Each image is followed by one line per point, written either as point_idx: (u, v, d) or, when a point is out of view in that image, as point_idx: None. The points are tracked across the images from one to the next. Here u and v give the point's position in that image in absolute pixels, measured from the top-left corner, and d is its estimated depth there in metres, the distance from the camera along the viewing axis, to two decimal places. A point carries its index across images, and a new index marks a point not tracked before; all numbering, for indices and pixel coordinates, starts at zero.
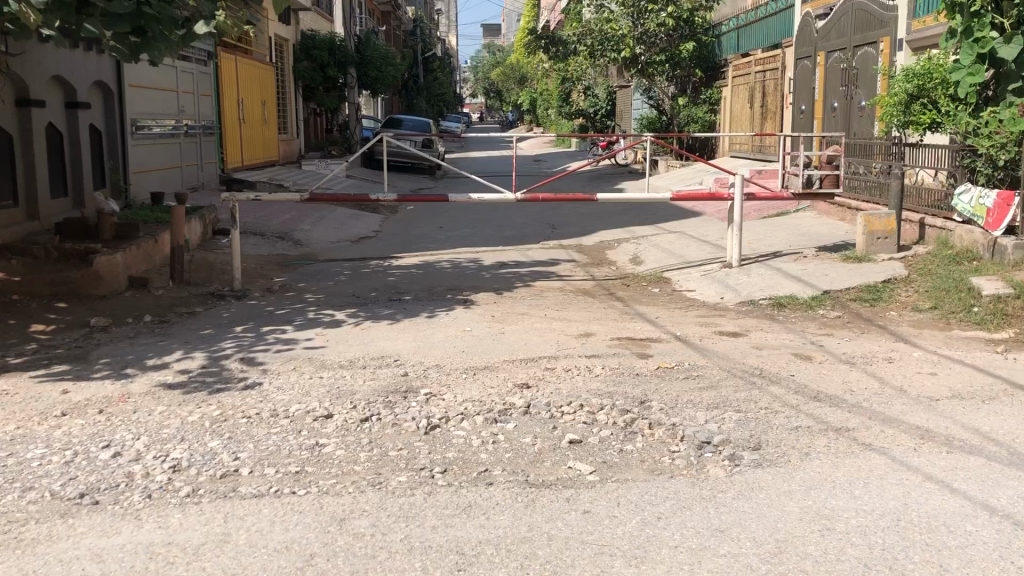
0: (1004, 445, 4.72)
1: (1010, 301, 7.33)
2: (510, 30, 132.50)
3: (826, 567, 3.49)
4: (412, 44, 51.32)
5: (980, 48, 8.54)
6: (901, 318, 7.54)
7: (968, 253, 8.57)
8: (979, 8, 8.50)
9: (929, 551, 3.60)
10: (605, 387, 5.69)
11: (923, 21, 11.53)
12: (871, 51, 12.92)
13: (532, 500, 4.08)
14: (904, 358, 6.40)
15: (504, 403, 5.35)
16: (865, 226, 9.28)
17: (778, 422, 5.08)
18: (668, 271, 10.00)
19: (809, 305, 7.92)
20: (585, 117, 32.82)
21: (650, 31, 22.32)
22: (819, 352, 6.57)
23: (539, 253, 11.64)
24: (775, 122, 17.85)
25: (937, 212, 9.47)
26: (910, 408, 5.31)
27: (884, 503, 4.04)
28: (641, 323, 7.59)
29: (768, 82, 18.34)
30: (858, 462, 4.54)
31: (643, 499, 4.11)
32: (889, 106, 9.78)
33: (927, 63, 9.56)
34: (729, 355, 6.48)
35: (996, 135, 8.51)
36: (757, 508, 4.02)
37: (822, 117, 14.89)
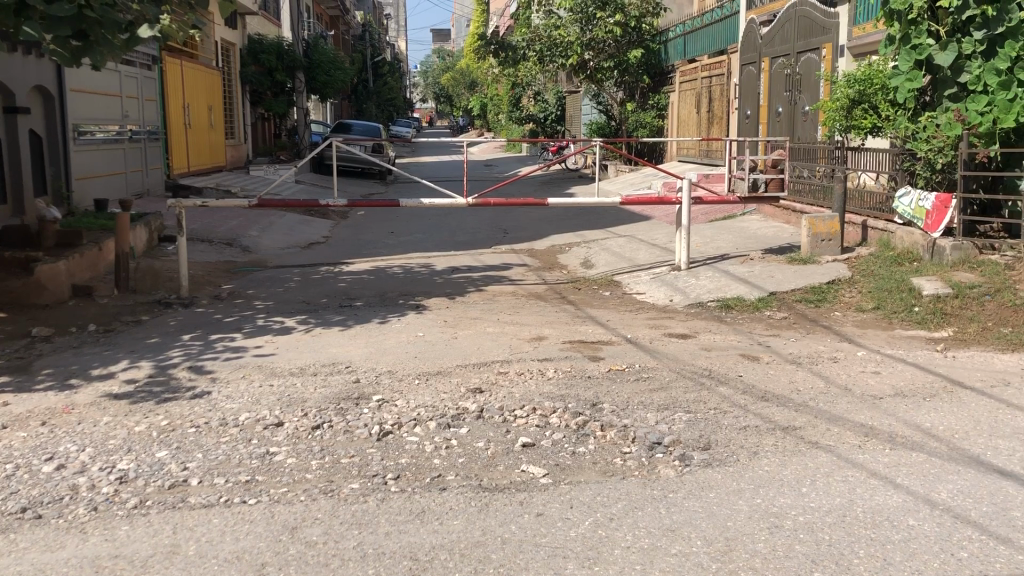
0: (944, 440, 4.85)
1: (949, 301, 7.56)
2: (458, 36, 132.68)
3: (775, 564, 3.56)
4: (361, 49, 51.14)
5: (917, 54, 8.77)
6: (846, 318, 7.71)
7: (908, 254, 8.75)
8: (916, 16, 8.75)
9: (873, 546, 3.69)
10: (558, 390, 5.72)
11: (863, 28, 11.83)
12: (814, 58, 13.20)
13: (486, 505, 4.09)
14: (848, 358, 6.53)
15: (458, 408, 5.35)
16: (809, 229, 9.44)
17: (727, 422, 5.16)
18: (618, 274, 10.09)
19: (755, 306, 8.06)
20: (535, 123, 32.90)
21: (598, 38, 22.45)
22: (766, 353, 6.69)
23: (491, 258, 11.66)
24: (721, 127, 18.09)
25: (879, 214, 9.69)
26: (855, 407, 5.42)
27: (830, 501, 4.13)
28: (592, 326, 7.66)
29: (714, 88, 18.56)
30: (805, 460, 4.62)
31: (595, 500, 4.15)
32: (831, 110, 9.99)
33: (867, 69, 9.74)
34: (679, 356, 6.57)
35: (934, 139, 8.75)
36: (707, 507, 4.08)
37: (767, 122, 15.15)
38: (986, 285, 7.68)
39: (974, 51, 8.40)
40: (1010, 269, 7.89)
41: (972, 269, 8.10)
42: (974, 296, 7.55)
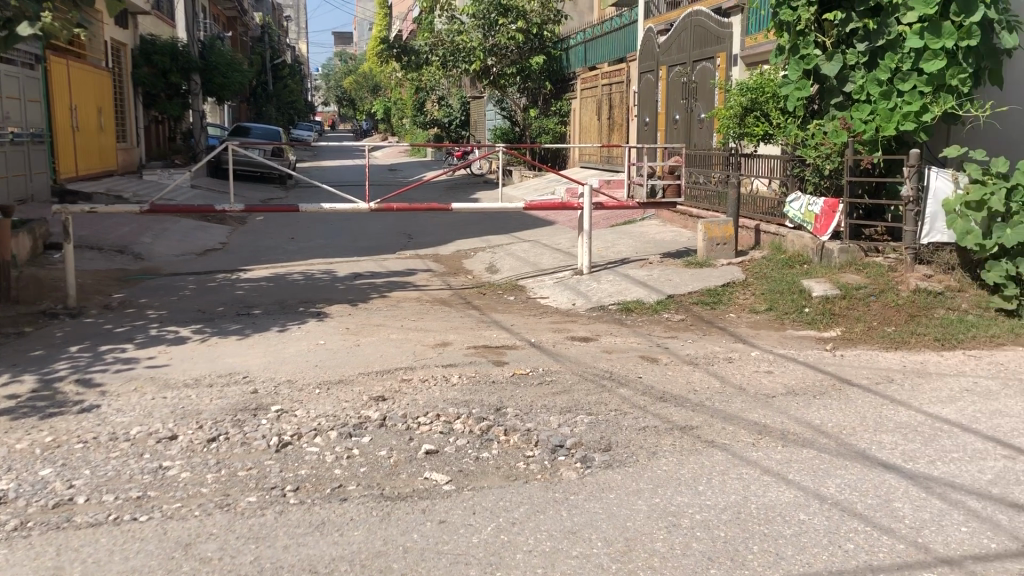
0: (833, 436, 5.04)
1: (837, 302, 7.87)
2: (360, 39, 131.37)
3: (672, 563, 3.62)
4: (261, 51, 50.12)
5: (806, 64, 9.08)
6: (740, 319, 7.95)
7: (799, 257, 9.07)
8: (804, 27, 9.10)
9: (766, 541, 3.80)
10: (461, 396, 5.71)
11: (754, 38, 12.22)
12: (709, 66, 13.57)
13: (387, 514, 4.04)
14: (743, 358, 6.73)
15: (359, 416, 5.28)
16: (705, 233, 9.69)
17: (628, 423, 5.25)
18: (522, 279, 10.15)
19: (654, 309, 8.23)
20: (439, 127, 32.82)
21: (500, 43, 22.58)
22: (664, 354, 6.83)
23: (394, 263, 11.57)
24: (620, 134, 18.46)
25: (771, 219, 10.03)
26: (748, 405, 5.59)
27: (725, 498, 4.24)
28: (496, 331, 7.68)
29: (614, 95, 18.92)
30: (701, 458, 4.74)
31: (498, 506, 4.15)
32: (725, 117, 10.29)
33: (759, 78, 10.09)
34: (581, 359, 6.64)
35: (822, 146, 9.11)
36: (607, 508, 4.13)
37: (665, 129, 15.50)
38: (871, 287, 8.02)
39: (858, 62, 8.72)
40: (893, 270, 8.27)
41: (858, 271, 8.44)
42: (860, 296, 7.88)
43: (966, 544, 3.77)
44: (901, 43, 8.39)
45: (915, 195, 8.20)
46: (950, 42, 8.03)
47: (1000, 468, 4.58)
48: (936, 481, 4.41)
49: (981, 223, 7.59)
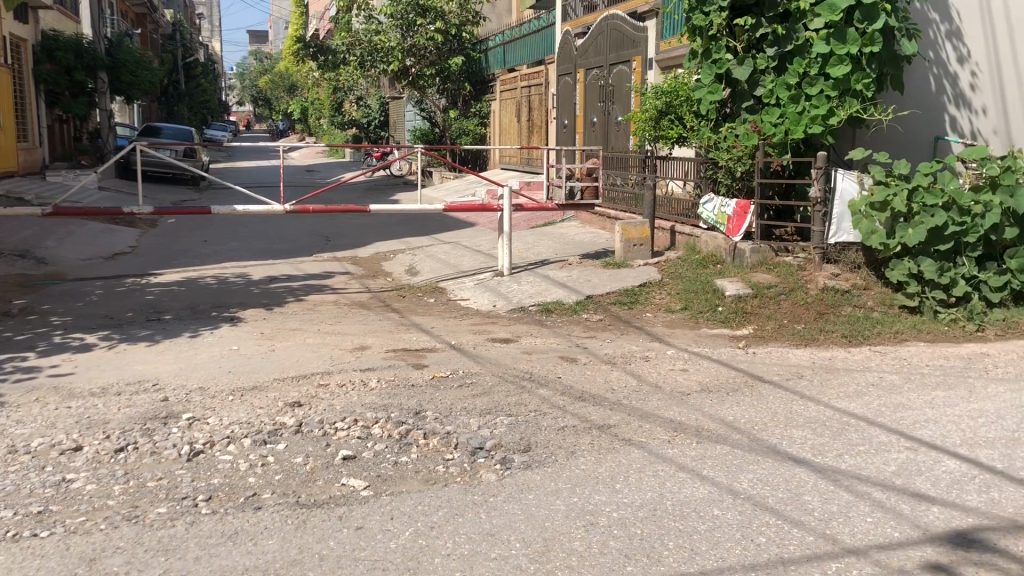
0: (745, 432, 5.17)
1: (749, 300, 8.06)
2: (276, 38, 129.14)
3: (590, 561, 3.65)
4: (172, 49, 48.80)
5: (718, 68, 9.25)
6: (656, 319, 8.08)
7: (713, 257, 9.27)
8: (716, 32, 9.22)
9: (681, 537, 3.87)
10: (380, 401, 5.65)
11: (669, 43, 12.44)
12: (625, 69, 13.76)
13: (303, 522, 3.97)
14: (659, 357, 6.84)
15: (275, 423, 5.18)
16: (622, 234, 9.82)
17: (546, 424, 5.27)
18: (441, 281, 10.11)
19: (573, 309, 8.30)
20: (358, 127, 32.49)
21: (419, 44, 22.46)
22: (583, 354, 6.89)
23: (311, 266, 11.40)
24: (540, 136, 18.57)
25: (686, 220, 10.23)
26: (664, 403, 5.69)
27: (642, 496, 4.29)
28: (415, 333, 7.64)
29: (533, 97, 19.03)
30: (619, 456, 4.80)
31: (416, 510, 4.12)
32: (641, 120, 10.43)
33: (673, 82, 10.24)
34: (501, 361, 6.65)
35: (734, 148, 9.35)
36: (526, 509, 4.15)
37: (583, 132, 15.65)
38: (781, 286, 8.24)
39: (768, 67, 8.92)
40: (802, 269, 8.51)
41: (769, 270, 8.66)
42: (770, 295, 8.09)
43: (871, 534, 3.90)
44: (808, 49, 8.63)
45: (823, 197, 8.51)
46: (855, 48, 8.34)
47: (903, 459, 4.75)
48: (843, 474, 4.56)
49: (885, 223, 7.83)
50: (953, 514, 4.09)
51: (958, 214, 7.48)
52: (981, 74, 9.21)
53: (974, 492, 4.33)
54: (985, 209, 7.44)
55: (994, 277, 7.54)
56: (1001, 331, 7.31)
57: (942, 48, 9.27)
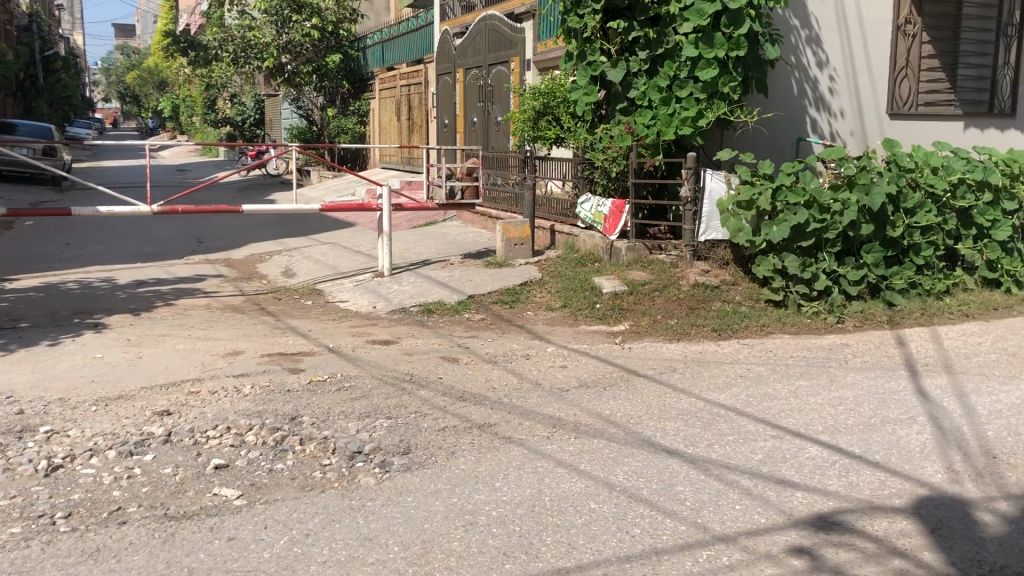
0: (621, 426, 5.28)
1: (625, 297, 8.24)
2: (145, 32, 124.05)
3: (469, 561, 3.65)
4: (29, 42, 46.18)
5: (592, 70, 9.41)
6: (537, 317, 8.15)
7: (591, 256, 9.43)
8: (591, 34, 9.38)
9: (558, 533, 3.91)
10: (254, 407, 5.49)
11: (545, 44, 12.59)
12: (503, 70, 13.85)
13: (171, 535, 3.83)
14: (539, 354, 6.92)
15: (141, 433, 4.97)
16: (503, 234, 9.88)
17: (426, 425, 5.25)
18: (320, 282, 9.93)
19: (454, 309, 8.28)
20: (232, 126, 31.57)
21: (294, 41, 21.96)
22: (464, 354, 6.89)
23: (182, 269, 10.99)
24: (420, 135, 18.46)
25: (565, 219, 10.40)
26: (544, 400, 5.74)
27: (521, 493, 4.32)
28: (292, 337, 7.46)
29: (412, 96, 18.91)
30: (499, 455, 4.82)
31: (292, 518, 4.03)
32: (519, 121, 10.52)
33: (551, 83, 10.37)
34: (381, 363, 6.57)
35: (609, 150, 9.58)
36: (405, 512, 4.11)
37: (463, 132, 15.68)
38: (655, 282, 8.45)
39: (640, 69, 9.15)
40: (675, 267, 8.77)
41: (644, 268, 8.86)
42: (645, 292, 8.28)
43: (739, 521, 4.04)
44: (678, 53, 8.88)
45: (693, 196, 8.75)
46: (722, 52, 8.61)
47: (770, 447, 4.95)
48: (714, 463, 4.71)
49: (751, 221, 8.18)
50: (816, 499, 4.28)
51: (818, 211, 7.81)
52: (839, 79, 9.73)
53: (835, 476, 4.55)
54: (843, 207, 7.79)
55: (852, 271, 7.91)
56: (859, 323, 7.72)
57: (803, 53, 9.70)
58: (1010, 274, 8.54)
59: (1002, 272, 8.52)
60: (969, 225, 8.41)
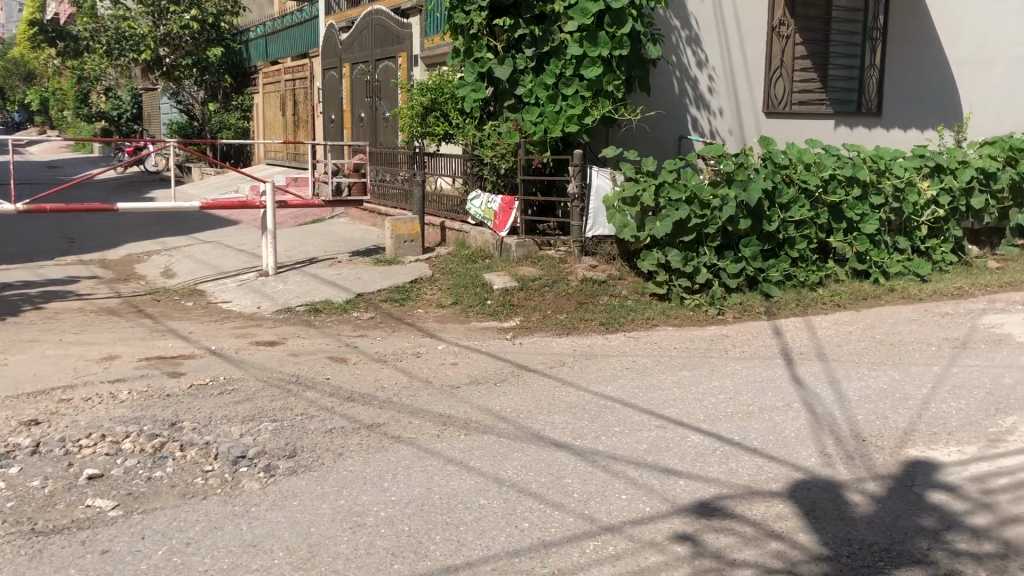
0: (510, 421, 5.31)
1: (516, 293, 8.28)
2: (11, 21, 117.51)
3: (357, 563, 3.61)
4: None
5: (479, 67, 9.37)
6: (427, 315, 8.12)
7: (481, 253, 9.45)
8: (477, 31, 9.36)
9: (448, 531, 3.90)
10: (131, 413, 5.27)
11: (432, 40, 12.53)
12: (390, 65, 13.72)
13: (39, 551, 3.64)
14: (430, 352, 6.89)
15: (7, 445, 4.70)
16: (392, 231, 9.78)
17: (313, 427, 5.15)
18: (201, 283, 9.61)
19: (342, 308, 8.16)
20: (107, 121, 30.26)
21: (172, 33, 21.19)
22: (353, 353, 6.79)
23: (53, 272, 10.46)
24: (306, 131, 18.10)
25: (454, 215, 10.38)
26: (434, 398, 5.72)
27: (410, 492, 4.29)
28: (172, 340, 7.20)
29: (298, 91, 18.53)
30: (388, 454, 4.78)
31: (170, 527, 3.89)
32: (407, 116, 10.43)
33: (438, 79, 10.32)
34: (266, 364, 6.41)
35: (498, 146, 9.53)
36: (291, 516, 4.02)
37: (351, 127, 15.46)
38: (544, 278, 8.53)
39: (526, 67, 9.18)
40: (563, 262, 8.88)
41: (533, 264, 8.95)
42: (535, 288, 8.35)
43: (626, 511, 4.12)
44: (564, 51, 9.01)
45: (580, 192, 8.89)
46: (605, 51, 8.79)
47: (654, 437, 5.06)
48: (601, 454, 4.79)
49: (636, 217, 8.36)
50: (698, 486, 4.40)
51: (699, 207, 8.05)
52: (717, 79, 10.04)
53: (715, 463, 4.69)
54: (722, 203, 8.06)
55: (732, 264, 8.20)
56: (738, 314, 8.00)
57: (683, 53, 9.86)
58: (878, 265, 8.99)
59: (870, 263, 8.95)
60: (840, 219, 8.81)
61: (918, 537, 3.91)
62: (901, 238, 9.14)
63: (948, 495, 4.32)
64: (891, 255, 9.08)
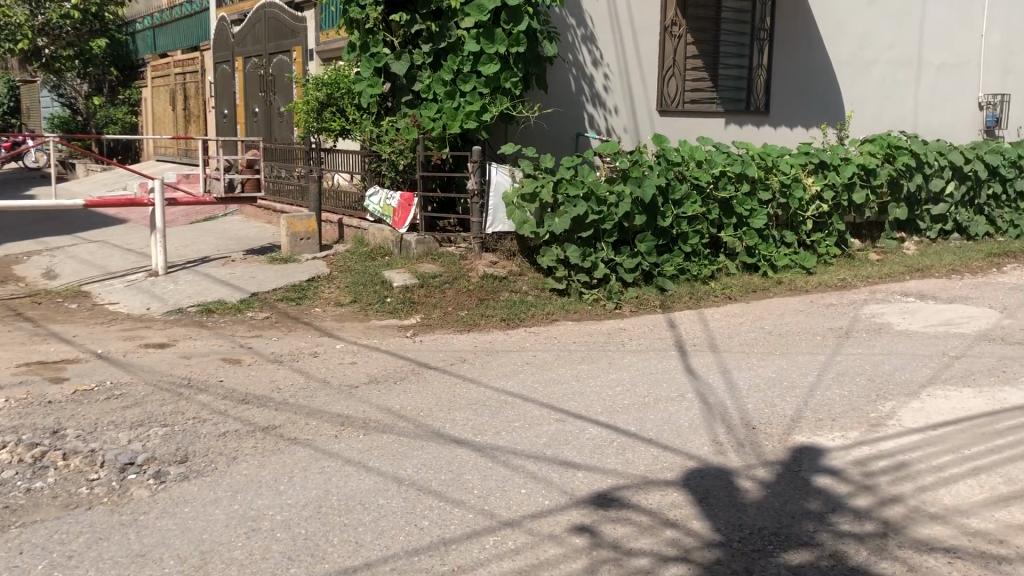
0: (409, 419, 5.28)
1: (415, 290, 8.23)
2: None
3: (251, 569, 3.52)
4: None
5: (376, 62, 9.26)
6: (325, 314, 7.99)
7: (380, 250, 9.35)
8: (373, 25, 9.21)
9: (346, 532, 3.85)
10: (9, 423, 5.01)
11: (328, 34, 12.35)
12: (285, 59, 13.44)
13: None
14: (328, 351, 6.78)
15: None
16: (287, 228, 9.59)
17: (205, 431, 5.00)
18: (86, 284, 9.22)
19: (237, 308, 7.95)
20: None
21: (52, 22, 19.88)
22: (248, 354, 6.63)
23: None
24: (198, 126, 17.55)
25: (352, 213, 10.23)
26: (332, 398, 5.64)
27: (307, 494, 4.22)
28: (54, 344, 6.88)
29: (188, 85, 17.96)
30: (284, 456, 4.68)
31: (51, 540, 3.71)
32: (302, 112, 10.23)
33: (334, 73, 10.16)
34: (156, 368, 6.20)
35: (396, 142, 9.37)
36: (182, 523, 3.90)
37: (244, 123, 15.07)
38: (445, 275, 8.50)
39: (424, 62, 9.14)
40: (464, 259, 8.86)
41: (433, 261, 8.92)
42: (436, 285, 8.32)
43: (525, 505, 4.15)
44: (461, 47, 9.02)
45: (479, 189, 8.91)
46: (502, 47, 8.84)
47: (553, 431, 5.12)
48: (501, 450, 4.81)
49: (535, 213, 8.41)
50: (596, 477, 4.47)
51: (596, 204, 8.19)
52: (613, 76, 10.21)
53: (612, 455, 4.77)
54: (618, 199, 8.23)
55: (628, 260, 8.34)
56: (635, 307, 8.16)
57: (579, 51, 10.02)
58: (766, 258, 9.30)
59: (759, 257, 9.26)
60: (730, 214, 9.07)
61: (804, 520, 4.06)
62: (787, 232, 9.48)
63: (832, 479, 4.51)
64: (778, 249, 9.41)
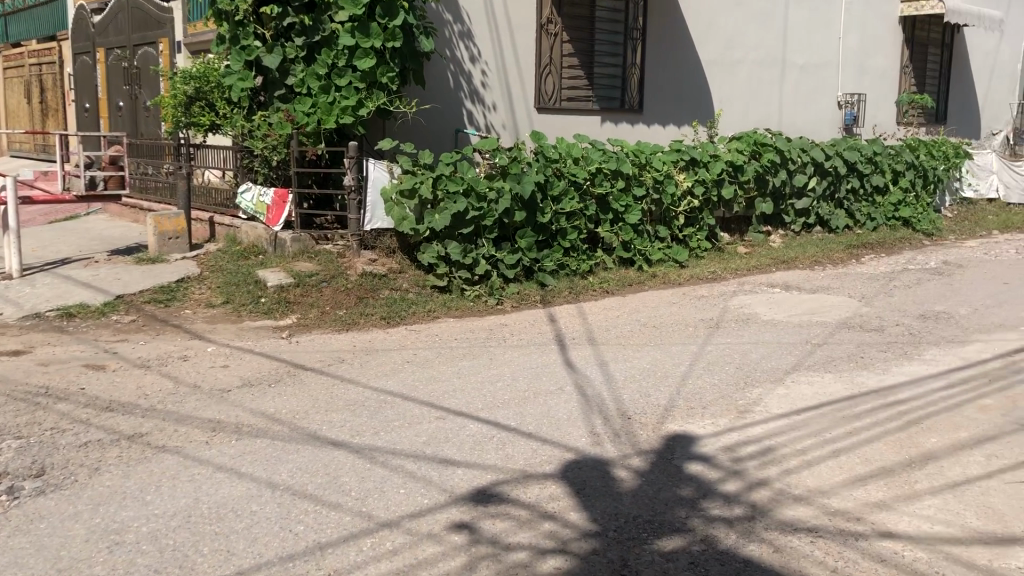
0: (285, 423, 5.14)
1: (291, 290, 8.04)
2: None
3: None
4: None
5: (247, 55, 9.03)
6: (196, 315, 7.71)
7: (254, 248, 9.09)
8: (243, 18, 8.99)
9: (216, 541, 3.72)
10: None
11: (196, 26, 11.93)
12: (151, 51, 12.90)
13: None
14: (198, 354, 6.55)
15: None
16: (154, 227, 9.21)
17: (64, 442, 4.74)
18: None
19: (100, 311, 7.58)
20: None
21: None
22: (112, 360, 6.32)
23: None
24: (57, 119, 16.62)
25: (224, 211, 9.90)
26: (202, 403, 5.44)
27: (175, 504, 4.05)
28: None
29: (46, 77, 16.97)
30: (151, 465, 4.49)
31: None
32: (169, 106, 9.77)
33: (203, 66, 9.79)
34: (9, 377, 5.83)
35: (268, 138, 9.16)
36: (37, 540, 3.69)
37: (107, 117, 14.37)
38: (322, 274, 8.33)
39: (297, 56, 8.94)
40: (342, 257, 8.71)
41: (310, 259, 8.73)
42: (312, 284, 8.14)
43: (403, 505, 4.11)
44: (335, 41, 8.82)
45: (357, 185, 8.76)
46: (378, 42, 8.73)
47: (432, 429, 5.09)
48: (379, 451, 4.74)
49: (414, 210, 8.33)
50: (475, 474, 4.47)
51: (476, 200, 8.19)
52: (490, 73, 10.24)
53: (492, 451, 4.78)
54: (497, 195, 8.24)
55: (508, 255, 8.40)
56: (516, 303, 8.21)
57: (456, 47, 9.98)
58: (641, 252, 9.51)
59: (634, 251, 9.45)
60: (606, 210, 9.25)
61: (677, 508, 4.17)
62: (661, 227, 9.73)
63: (703, 466, 4.64)
64: (652, 243, 9.65)
